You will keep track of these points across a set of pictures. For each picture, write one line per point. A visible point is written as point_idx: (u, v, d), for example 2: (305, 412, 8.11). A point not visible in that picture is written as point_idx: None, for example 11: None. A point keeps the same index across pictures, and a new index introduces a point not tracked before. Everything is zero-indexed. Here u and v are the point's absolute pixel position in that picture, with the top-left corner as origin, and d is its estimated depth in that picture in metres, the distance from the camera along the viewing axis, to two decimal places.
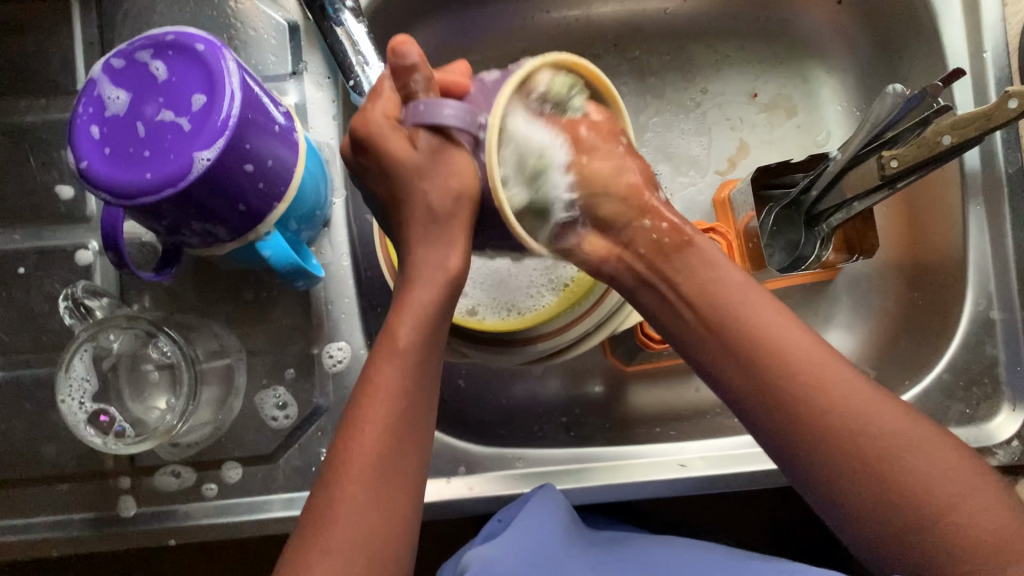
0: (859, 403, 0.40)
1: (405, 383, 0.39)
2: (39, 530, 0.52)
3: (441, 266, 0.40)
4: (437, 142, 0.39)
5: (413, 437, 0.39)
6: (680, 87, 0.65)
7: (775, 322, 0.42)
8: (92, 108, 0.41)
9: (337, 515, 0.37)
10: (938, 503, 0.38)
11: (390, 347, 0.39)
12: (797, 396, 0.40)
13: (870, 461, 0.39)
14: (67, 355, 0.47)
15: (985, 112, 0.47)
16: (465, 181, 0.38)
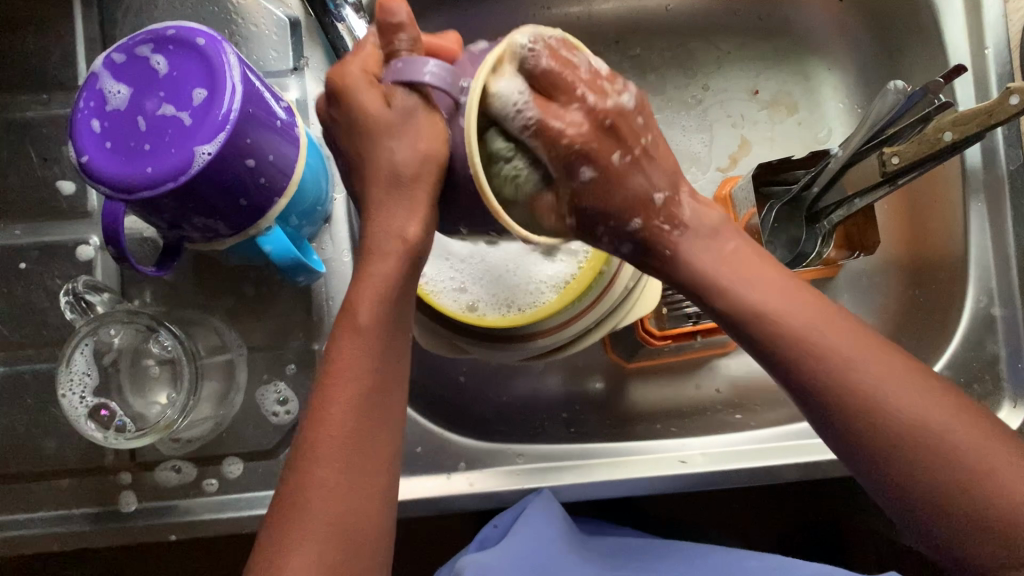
0: (894, 385, 0.37)
1: (369, 363, 0.38)
2: (39, 525, 0.52)
3: (400, 234, 0.38)
4: (414, 101, 0.36)
5: (386, 417, 0.38)
6: (681, 83, 0.65)
7: (803, 304, 0.39)
8: (93, 102, 0.41)
9: (311, 504, 0.36)
10: (972, 468, 0.36)
11: (353, 323, 0.38)
12: (815, 365, 0.38)
13: (911, 446, 0.36)
14: (67, 350, 0.47)
15: (986, 110, 0.47)
16: (433, 143, 0.35)
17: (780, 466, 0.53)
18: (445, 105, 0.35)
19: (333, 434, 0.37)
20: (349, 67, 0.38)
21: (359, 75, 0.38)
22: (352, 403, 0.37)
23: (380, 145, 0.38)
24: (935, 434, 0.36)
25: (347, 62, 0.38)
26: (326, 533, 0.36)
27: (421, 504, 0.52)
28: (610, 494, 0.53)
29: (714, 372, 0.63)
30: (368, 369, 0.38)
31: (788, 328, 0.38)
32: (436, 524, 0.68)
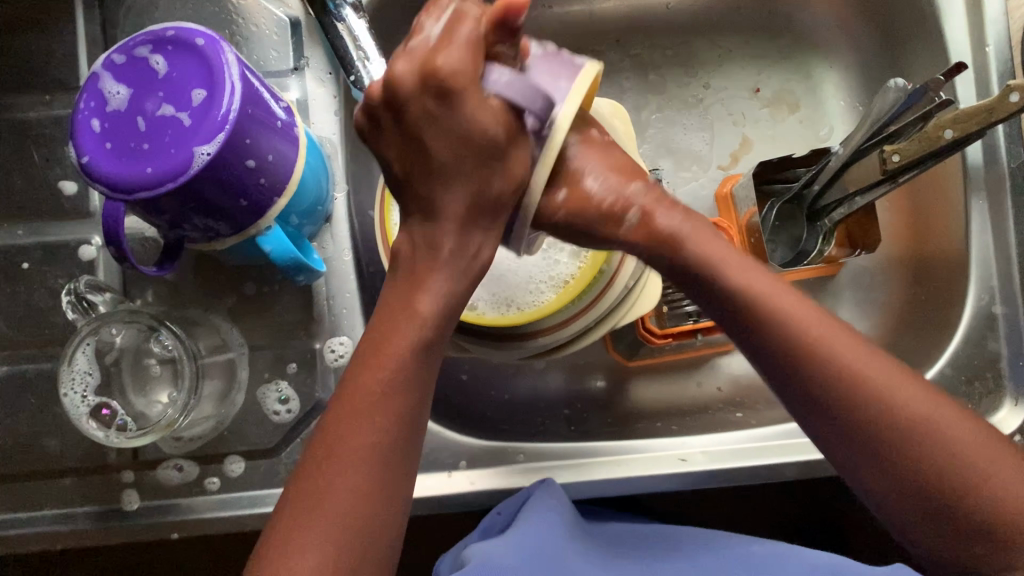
0: (916, 409, 0.39)
1: (412, 355, 0.39)
2: (43, 523, 0.52)
3: (469, 253, 0.41)
4: (515, 123, 0.38)
5: (417, 409, 0.40)
6: (682, 82, 0.65)
7: (828, 327, 0.40)
8: (93, 102, 0.41)
9: (334, 481, 0.37)
10: (976, 472, 0.39)
11: (408, 313, 0.40)
12: (828, 364, 0.39)
13: (927, 468, 0.39)
14: (68, 349, 0.47)
15: (985, 106, 0.47)
16: (519, 167, 0.39)
17: (780, 465, 0.53)
18: (533, 126, 0.37)
19: (366, 417, 0.38)
20: (444, 57, 0.37)
21: (465, 69, 0.37)
22: (390, 390, 0.39)
23: (472, 156, 0.38)
24: (951, 455, 0.38)
25: (440, 52, 0.37)
26: (344, 514, 0.37)
27: (420, 503, 0.52)
28: (610, 492, 0.53)
29: (716, 371, 0.63)
30: (410, 359, 0.39)
31: (824, 358, 0.39)
32: (438, 522, 0.68)
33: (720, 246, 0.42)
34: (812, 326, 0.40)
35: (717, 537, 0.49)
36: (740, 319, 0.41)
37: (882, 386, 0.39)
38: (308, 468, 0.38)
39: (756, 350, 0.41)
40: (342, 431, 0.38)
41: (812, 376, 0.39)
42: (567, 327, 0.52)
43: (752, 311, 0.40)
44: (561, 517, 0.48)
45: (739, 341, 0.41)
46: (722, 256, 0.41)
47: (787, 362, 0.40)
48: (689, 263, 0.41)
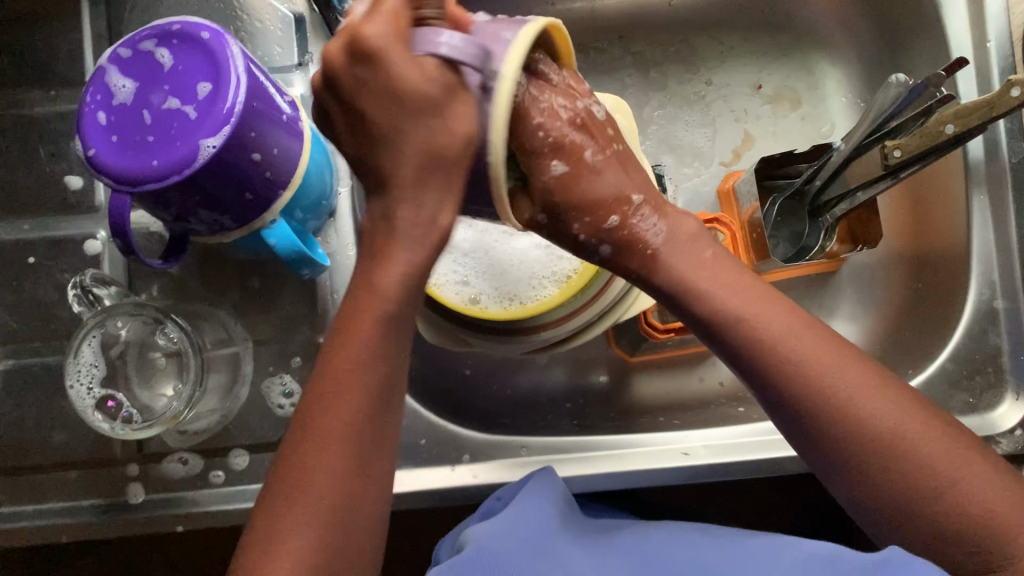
0: (885, 415, 0.39)
1: (377, 339, 0.37)
2: (49, 516, 0.52)
3: (431, 222, 0.37)
4: (451, 77, 0.34)
5: (388, 393, 0.38)
6: (684, 79, 0.66)
7: (795, 338, 0.40)
8: (100, 96, 0.42)
9: (310, 473, 0.36)
10: (945, 480, 0.38)
11: (374, 293, 0.37)
12: (789, 377, 0.40)
13: (894, 473, 0.38)
14: (74, 342, 0.47)
15: (987, 102, 0.47)
16: (465, 122, 0.34)
17: (782, 459, 0.53)
18: (474, 84, 0.34)
19: (334, 408, 0.37)
20: (370, 22, 0.33)
21: (388, 31, 0.33)
22: (360, 377, 0.37)
23: (411, 115, 0.35)
24: (917, 460, 0.38)
25: (370, 17, 0.34)
26: (319, 508, 0.36)
27: (424, 496, 0.53)
28: (613, 485, 0.54)
29: (717, 366, 0.63)
30: (373, 340, 0.37)
31: (789, 360, 0.40)
32: (441, 516, 0.69)
33: (696, 258, 0.42)
34: (783, 330, 0.40)
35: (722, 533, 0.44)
36: (712, 324, 0.41)
37: (846, 391, 0.39)
38: (285, 460, 0.37)
39: (730, 357, 0.42)
40: (314, 422, 0.37)
41: (779, 379, 0.40)
42: (570, 321, 0.52)
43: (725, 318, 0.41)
44: (553, 503, 0.47)
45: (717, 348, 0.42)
46: (704, 260, 0.42)
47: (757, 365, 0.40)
48: (665, 274, 0.42)
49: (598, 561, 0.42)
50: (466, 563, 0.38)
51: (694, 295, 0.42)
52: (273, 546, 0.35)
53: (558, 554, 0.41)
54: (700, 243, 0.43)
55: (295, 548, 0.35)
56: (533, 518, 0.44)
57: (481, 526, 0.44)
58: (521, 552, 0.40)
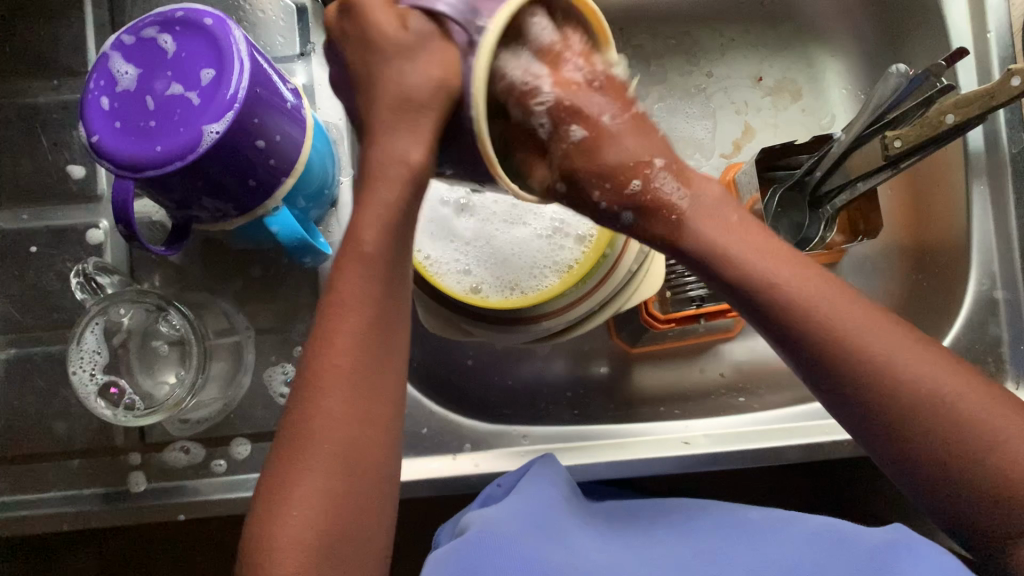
0: (934, 383, 0.35)
1: (372, 290, 0.37)
2: (51, 505, 0.52)
3: (402, 158, 0.37)
4: (432, 27, 0.36)
5: (391, 352, 0.38)
6: (684, 71, 0.66)
7: (836, 303, 0.36)
8: (103, 82, 0.42)
9: (314, 434, 0.36)
10: (993, 439, 0.35)
11: (356, 252, 0.37)
12: (835, 347, 0.36)
13: (941, 436, 0.35)
14: (78, 328, 0.47)
15: (985, 91, 0.47)
16: (448, 71, 0.35)
17: (782, 448, 0.53)
18: (460, 36, 0.35)
19: (326, 388, 0.36)
20: None
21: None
22: (350, 352, 0.36)
23: (388, 63, 0.37)
24: (969, 427, 0.35)
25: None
26: (319, 492, 0.36)
27: (425, 485, 0.53)
28: (614, 475, 0.54)
29: (718, 357, 0.63)
30: (361, 309, 0.37)
31: (834, 329, 0.36)
32: (442, 505, 0.69)
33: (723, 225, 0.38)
34: (824, 297, 0.36)
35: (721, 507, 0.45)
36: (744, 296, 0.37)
37: (902, 366, 0.36)
38: (290, 421, 0.37)
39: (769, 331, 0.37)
40: (306, 406, 0.36)
41: (827, 354, 0.36)
42: (571, 310, 0.52)
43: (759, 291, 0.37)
44: (556, 487, 0.47)
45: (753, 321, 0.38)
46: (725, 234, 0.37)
47: (796, 335, 0.36)
48: (692, 241, 0.38)
49: (606, 546, 0.42)
50: (474, 539, 0.39)
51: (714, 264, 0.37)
52: (273, 535, 0.35)
53: (565, 537, 0.41)
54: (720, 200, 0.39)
55: (296, 534, 0.35)
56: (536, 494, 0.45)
57: (486, 507, 0.44)
58: (528, 529, 0.40)
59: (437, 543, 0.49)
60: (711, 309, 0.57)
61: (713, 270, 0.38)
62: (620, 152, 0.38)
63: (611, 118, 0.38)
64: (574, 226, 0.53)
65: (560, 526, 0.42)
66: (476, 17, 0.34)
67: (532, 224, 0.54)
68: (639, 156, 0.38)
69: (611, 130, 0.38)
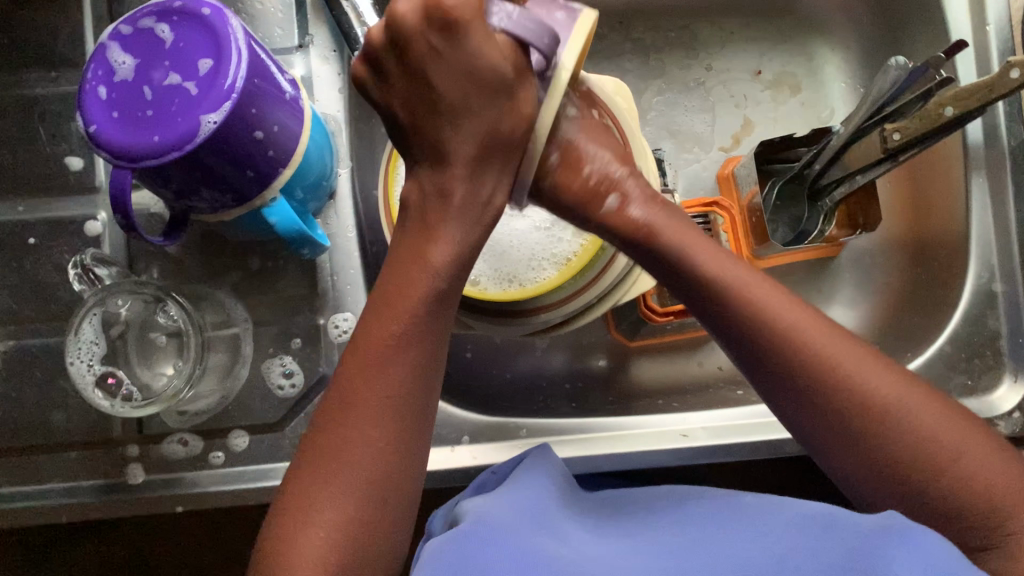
0: (897, 396, 0.39)
1: (411, 328, 0.40)
2: (49, 496, 0.52)
3: (485, 195, 0.43)
4: (520, 59, 0.39)
5: (427, 394, 0.41)
6: (683, 65, 0.66)
7: (805, 318, 0.41)
8: (101, 71, 0.41)
9: (348, 458, 0.38)
10: (942, 453, 0.39)
11: (402, 292, 0.41)
12: (802, 356, 0.40)
13: (893, 445, 0.39)
14: (75, 319, 0.47)
15: (986, 83, 0.48)
16: (537, 111, 0.41)
17: (781, 441, 0.53)
18: (539, 65, 0.39)
19: (366, 415, 0.39)
20: None
21: (470, 3, 0.39)
22: (395, 383, 0.39)
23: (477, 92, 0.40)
24: (930, 442, 0.39)
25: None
26: (349, 507, 0.38)
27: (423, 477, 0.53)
28: (612, 467, 0.54)
29: (716, 351, 0.63)
30: (407, 346, 0.40)
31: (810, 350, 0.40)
32: (439, 497, 0.69)
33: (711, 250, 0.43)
34: (799, 322, 0.41)
35: (721, 497, 0.44)
36: (723, 309, 0.42)
37: (863, 380, 0.39)
38: (322, 445, 0.39)
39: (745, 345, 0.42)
40: (342, 432, 0.39)
41: (794, 360, 0.40)
42: (569, 303, 0.52)
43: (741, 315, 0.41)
44: (551, 479, 0.46)
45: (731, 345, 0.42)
46: (705, 255, 0.43)
47: (774, 357, 0.40)
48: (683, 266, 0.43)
49: (601, 537, 0.42)
50: (468, 531, 0.38)
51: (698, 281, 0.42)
52: (297, 550, 0.37)
53: (558, 527, 0.41)
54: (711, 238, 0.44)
55: (320, 553, 0.37)
56: (531, 485, 0.44)
57: (479, 499, 0.44)
58: (523, 523, 0.40)
59: (431, 532, 0.48)
60: None
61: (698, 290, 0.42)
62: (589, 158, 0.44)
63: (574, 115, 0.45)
64: None
65: (554, 517, 0.42)
66: (558, 55, 0.38)
67: (531, 216, 0.54)
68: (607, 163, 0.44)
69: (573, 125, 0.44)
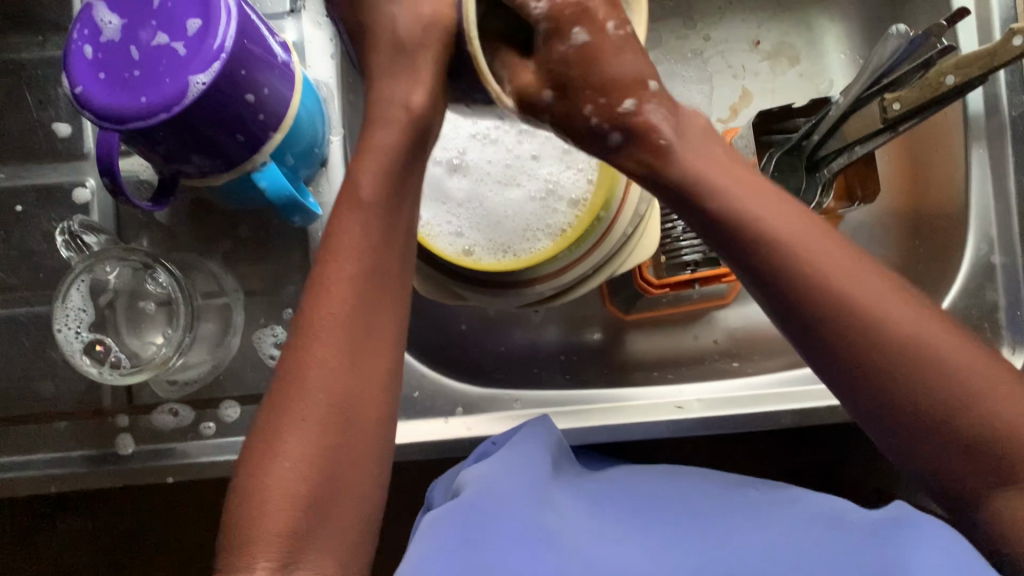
0: (922, 325, 0.36)
1: (369, 238, 0.39)
2: (38, 466, 0.52)
3: (404, 104, 0.41)
4: None
5: (385, 307, 0.39)
6: (681, 35, 0.65)
7: (819, 240, 0.37)
8: (87, 31, 0.41)
9: (308, 384, 0.36)
10: (971, 388, 0.35)
11: (354, 200, 0.39)
12: (819, 281, 0.36)
13: (917, 375, 0.35)
14: (63, 286, 0.47)
15: (989, 51, 0.47)
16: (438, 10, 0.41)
17: (777, 413, 0.52)
18: None
19: (323, 336, 0.37)
20: None
21: None
22: (344, 303, 0.37)
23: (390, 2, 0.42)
24: (920, 347, 0.35)
25: None
26: (311, 442, 0.36)
27: (417, 447, 0.52)
28: (607, 439, 0.53)
29: (712, 324, 0.63)
30: (361, 259, 0.38)
31: (825, 278, 0.36)
32: (434, 469, 0.69)
33: (712, 165, 0.40)
34: (813, 245, 0.37)
35: (710, 474, 0.45)
36: (732, 232, 0.38)
37: (881, 307, 0.36)
38: (283, 377, 0.37)
39: (752, 273, 0.38)
40: (301, 356, 0.37)
41: (809, 285, 0.36)
42: (565, 274, 0.52)
43: (748, 236, 0.38)
44: (545, 449, 0.46)
45: (741, 264, 0.39)
46: (712, 175, 0.40)
47: (789, 282, 0.37)
48: (678, 173, 0.40)
49: (596, 509, 0.41)
50: (467, 505, 0.38)
51: (708, 201, 0.39)
52: (262, 487, 0.35)
53: (554, 500, 0.41)
54: (717, 161, 0.41)
55: (284, 485, 0.35)
56: (526, 456, 0.44)
57: (481, 468, 0.43)
58: (518, 494, 0.39)
59: (431, 504, 0.48)
60: (706, 274, 0.57)
61: (704, 214, 0.39)
62: (608, 71, 0.40)
63: (610, 34, 0.40)
64: (568, 189, 0.52)
65: (551, 491, 0.42)
66: None
67: (525, 184, 0.53)
68: (630, 78, 0.41)
69: (610, 44, 0.40)
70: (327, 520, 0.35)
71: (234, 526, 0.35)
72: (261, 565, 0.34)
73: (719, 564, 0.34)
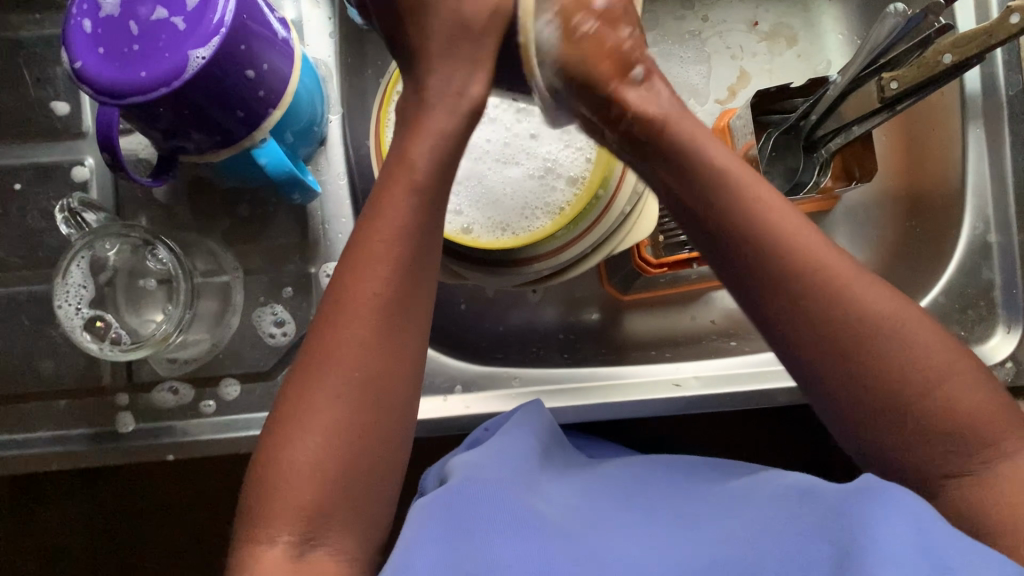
0: (885, 312, 0.37)
1: (412, 218, 0.39)
2: (38, 445, 0.52)
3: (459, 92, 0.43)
4: None
5: (419, 282, 0.39)
6: (679, 15, 0.65)
7: (797, 220, 0.39)
8: (87, 6, 0.40)
9: (333, 362, 0.37)
10: (924, 377, 0.37)
11: (409, 177, 0.40)
12: (792, 260, 0.38)
13: (876, 360, 0.37)
14: (63, 261, 0.47)
15: (986, 30, 0.47)
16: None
17: (775, 390, 0.53)
18: None
19: (355, 313, 0.38)
20: None
21: None
22: (383, 281, 0.38)
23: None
24: (884, 333, 0.37)
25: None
26: (333, 423, 0.37)
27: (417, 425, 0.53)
28: (605, 417, 0.53)
29: (709, 305, 0.63)
30: (397, 240, 0.39)
31: (799, 266, 0.38)
32: (429, 451, 0.69)
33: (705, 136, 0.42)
34: (790, 223, 0.39)
35: (714, 464, 0.45)
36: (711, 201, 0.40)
37: (851, 290, 0.38)
38: (311, 353, 0.38)
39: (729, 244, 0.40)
40: (336, 329, 0.38)
41: (780, 263, 0.38)
42: (565, 252, 0.52)
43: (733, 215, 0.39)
44: (537, 439, 0.46)
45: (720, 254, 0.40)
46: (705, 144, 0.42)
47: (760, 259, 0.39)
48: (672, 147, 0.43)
49: (585, 496, 0.42)
50: (453, 490, 0.38)
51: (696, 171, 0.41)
52: (286, 462, 0.36)
53: (541, 486, 0.41)
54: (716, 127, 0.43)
55: (308, 460, 0.36)
56: (519, 443, 0.44)
57: (468, 456, 0.44)
58: (506, 480, 0.39)
59: (424, 490, 0.48)
60: None
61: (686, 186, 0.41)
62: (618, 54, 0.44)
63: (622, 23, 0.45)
64: (567, 167, 0.52)
65: (541, 479, 0.42)
66: None
67: (523, 163, 0.53)
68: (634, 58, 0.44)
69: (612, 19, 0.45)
70: (349, 498, 0.37)
71: (257, 498, 0.37)
72: (281, 539, 0.36)
73: (717, 542, 0.34)
